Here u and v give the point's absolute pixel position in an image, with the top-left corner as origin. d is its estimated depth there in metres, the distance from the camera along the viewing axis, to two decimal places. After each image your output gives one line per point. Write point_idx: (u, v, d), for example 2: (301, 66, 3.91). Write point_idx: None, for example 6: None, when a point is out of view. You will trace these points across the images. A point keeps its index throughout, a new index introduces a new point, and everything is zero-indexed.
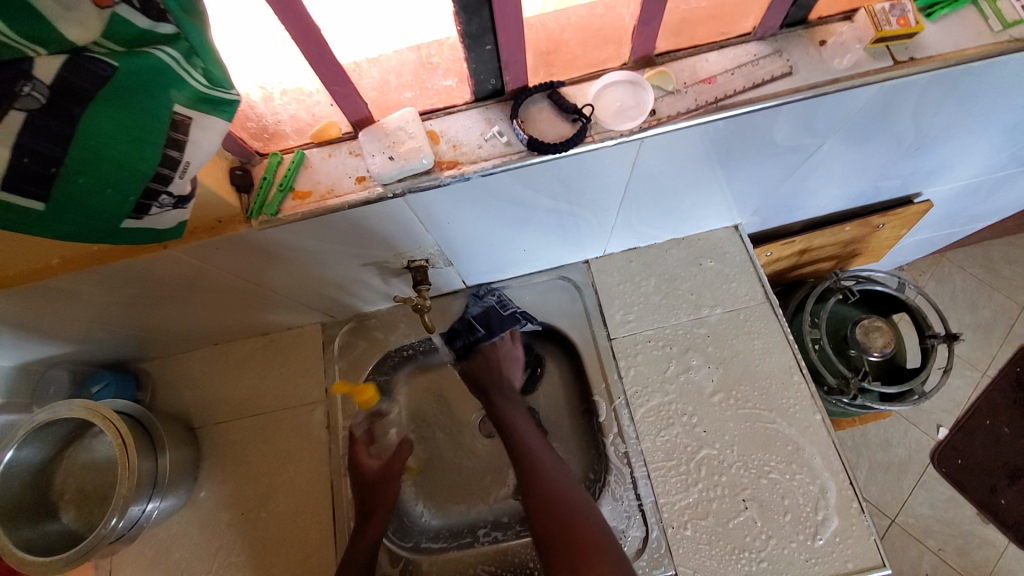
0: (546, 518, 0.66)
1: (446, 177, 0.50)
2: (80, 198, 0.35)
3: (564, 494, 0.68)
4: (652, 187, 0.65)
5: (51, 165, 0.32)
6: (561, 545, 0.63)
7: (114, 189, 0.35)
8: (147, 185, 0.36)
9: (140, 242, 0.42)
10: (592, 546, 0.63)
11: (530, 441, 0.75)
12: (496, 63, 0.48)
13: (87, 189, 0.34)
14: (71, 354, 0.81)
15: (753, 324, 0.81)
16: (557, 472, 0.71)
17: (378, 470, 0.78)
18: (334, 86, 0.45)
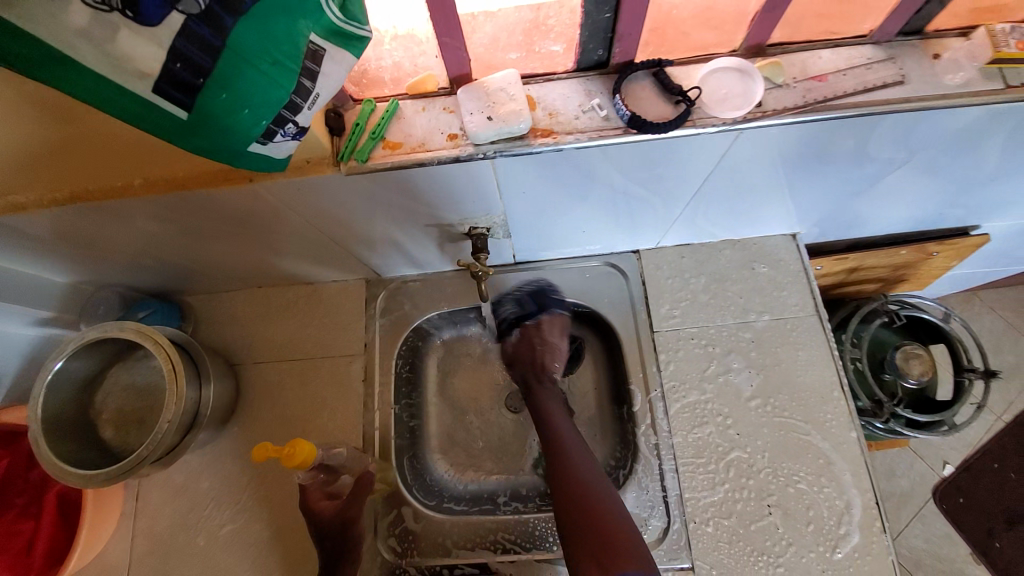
0: (570, 508, 0.64)
1: (539, 144, 0.50)
2: (217, 115, 0.35)
3: (591, 488, 0.66)
4: (728, 183, 0.65)
5: (200, 76, 0.32)
6: (585, 536, 0.61)
7: (250, 112, 0.35)
8: (279, 112, 0.36)
9: (253, 168, 0.42)
10: (623, 546, 0.60)
11: (567, 440, 0.72)
12: (608, 34, 0.47)
13: (225, 107, 0.34)
14: (121, 278, 0.82)
15: (800, 335, 0.81)
16: (590, 466, 0.69)
17: (333, 515, 0.73)
18: (445, 38, 0.44)
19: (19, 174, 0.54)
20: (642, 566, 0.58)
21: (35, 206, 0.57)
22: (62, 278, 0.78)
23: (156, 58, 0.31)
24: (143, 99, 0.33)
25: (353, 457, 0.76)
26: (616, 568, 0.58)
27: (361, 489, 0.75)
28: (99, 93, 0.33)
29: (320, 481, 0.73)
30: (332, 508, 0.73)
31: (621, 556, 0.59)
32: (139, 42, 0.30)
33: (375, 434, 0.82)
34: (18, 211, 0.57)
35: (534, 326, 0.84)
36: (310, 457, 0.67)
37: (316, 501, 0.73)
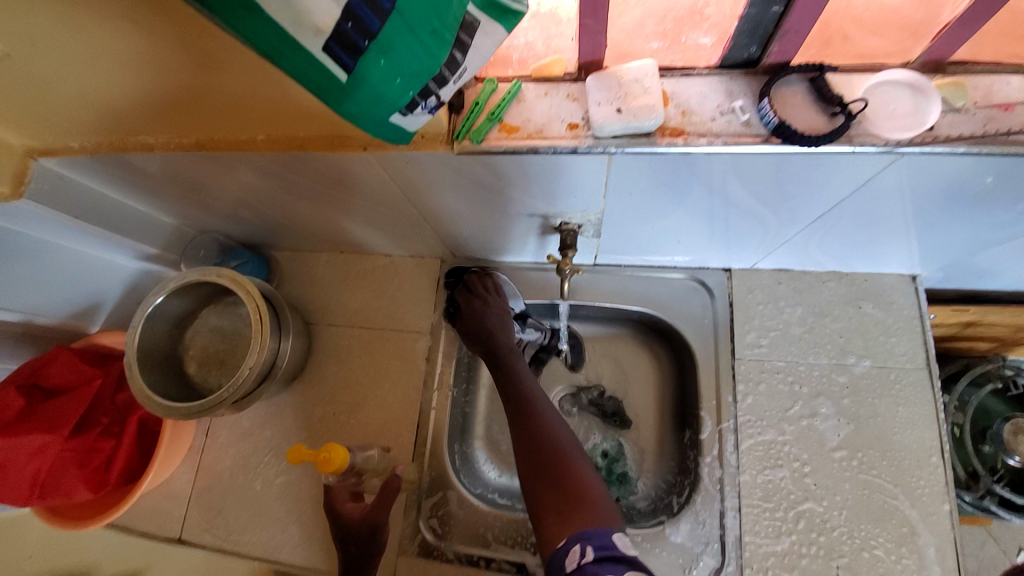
0: (537, 466, 0.58)
1: (665, 144, 0.46)
2: (371, 81, 0.33)
3: (561, 450, 0.59)
4: (858, 213, 0.58)
5: (366, 39, 0.31)
6: (547, 490, 0.56)
7: (401, 81, 0.34)
8: (426, 84, 0.34)
9: (384, 136, 0.41)
10: (583, 501, 0.54)
11: (529, 386, 0.66)
12: (769, 31, 0.43)
13: (382, 75, 0.33)
14: (220, 227, 0.87)
15: (902, 388, 0.73)
16: (567, 432, 0.62)
17: (360, 519, 0.74)
18: (588, 20, 0.42)
19: (151, 118, 0.56)
20: (610, 525, 0.52)
21: (161, 148, 0.61)
22: (169, 220, 0.84)
23: (333, 16, 0.30)
24: (312, 57, 0.32)
25: (381, 459, 0.79)
26: (579, 525, 0.52)
27: (388, 494, 0.75)
28: (271, 48, 0.32)
29: (349, 483, 0.76)
30: (360, 512, 0.74)
31: (590, 512, 0.53)
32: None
33: (431, 412, 0.83)
34: (147, 151, 0.61)
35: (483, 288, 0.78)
36: (342, 464, 0.71)
37: (343, 502, 0.75)
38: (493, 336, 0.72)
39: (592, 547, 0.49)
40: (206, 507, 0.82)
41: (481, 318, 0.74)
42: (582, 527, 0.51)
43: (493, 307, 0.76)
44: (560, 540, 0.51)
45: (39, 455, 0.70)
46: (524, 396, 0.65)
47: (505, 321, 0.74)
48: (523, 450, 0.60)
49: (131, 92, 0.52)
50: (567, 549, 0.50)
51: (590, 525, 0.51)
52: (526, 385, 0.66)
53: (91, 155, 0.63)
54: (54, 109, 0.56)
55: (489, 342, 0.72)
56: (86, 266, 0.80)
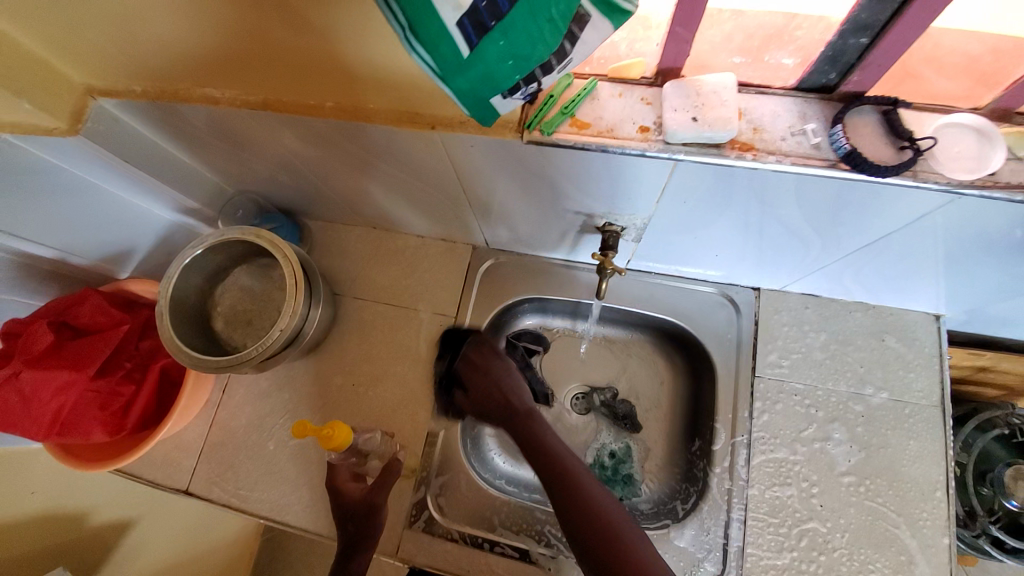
0: (589, 529, 0.65)
1: (734, 157, 0.47)
2: (485, 61, 0.33)
3: (604, 509, 0.66)
4: (900, 249, 0.59)
5: (491, 19, 0.31)
6: (597, 558, 0.63)
7: (512, 64, 0.34)
8: (533, 70, 0.35)
9: (472, 114, 0.41)
10: (643, 571, 0.60)
11: (561, 448, 0.74)
12: (853, 59, 0.43)
13: (497, 56, 0.33)
14: (259, 188, 0.87)
15: (914, 422, 0.74)
16: (606, 495, 0.69)
17: (359, 497, 0.76)
18: (680, 27, 0.42)
19: (225, 71, 0.57)
20: None
21: (225, 103, 0.61)
22: (210, 174, 0.84)
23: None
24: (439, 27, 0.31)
25: (383, 443, 0.81)
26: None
27: (388, 474, 0.78)
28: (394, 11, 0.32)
29: (350, 463, 0.78)
30: (359, 491, 0.76)
31: (649, 573, 0.60)
32: None
33: (449, 395, 0.84)
34: (210, 104, 0.61)
35: (478, 368, 0.83)
36: (344, 441, 0.72)
37: (343, 482, 0.76)
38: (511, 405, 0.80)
39: None
40: (218, 461, 0.83)
41: (494, 386, 0.81)
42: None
43: (498, 376, 0.82)
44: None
45: (65, 390, 0.71)
46: (566, 468, 0.70)
47: (514, 387, 0.82)
48: (565, 512, 0.67)
49: (212, 43, 0.52)
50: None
51: None
52: (556, 452, 0.72)
53: (151, 101, 0.63)
54: (127, 52, 0.56)
55: (505, 406, 0.80)
56: (126, 211, 0.81)
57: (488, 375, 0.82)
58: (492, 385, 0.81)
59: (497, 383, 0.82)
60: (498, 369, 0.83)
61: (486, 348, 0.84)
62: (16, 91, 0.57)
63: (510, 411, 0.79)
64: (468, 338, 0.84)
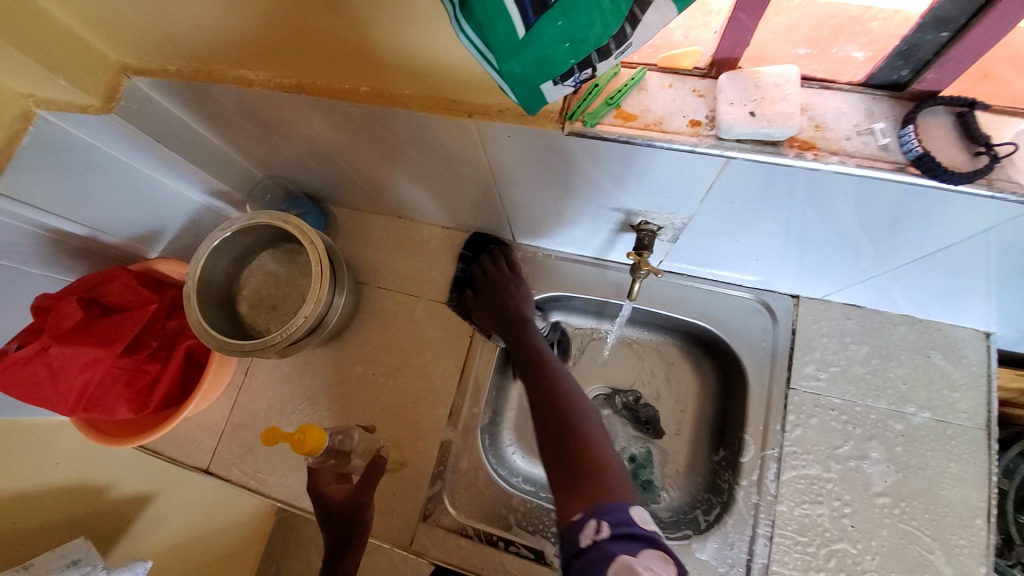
0: (562, 449, 0.58)
1: (793, 156, 0.44)
2: (541, 44, 0.31)
3: (583, 430, 0.59)
4: (963, 262, 0.55)
5: None
6: (561, 472, 0.56)
7: (570, 48, 0.31)
8: (590, 55, 0.32)
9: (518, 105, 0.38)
10: (602, 477, 0.53)
11: (551, 371, 0.68)
12: (930, 56, 0.39)
13: (555, 38, 0.30)
14: (288, 173, 0.86)
15: (959, 445, 0.70)
16: (590, 417, 0.62)
17: (343, 499, 0.73)
18: (742, 14, 0.39)
19: (262, 54, 0.56)
20: (628, 498, 0.51)
21: (260, 85, 0.60)
22: (240, 158, 0.83)
23: None
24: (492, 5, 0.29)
25: (363, 440, 0.78)
26: (594, 500, 0.51)
27: (371, 472, 0.74)
28: None
29: (330, 465, 0.74)
30: (343, 492, 0.74)
31: (605, 489, 0.52)
32: None
33: (468, 391, 0.82)
34: (243, 85, 0.60)
35: (490, 268, 0.83)
36: (319, 445, 0.68)
37: (327, 484, 0.74)
38: (506, 310, 0.78)
39: (609, 522, 0.47)
40: (237, 443, 0.84)
41: (496, 293, 0.81)
42: (599, 501, 0.50)
43: (505, 283, 0.81)
44: (574, 516, 0.51)
45: (92, 368, 0.71)
46: (550, 373, 0.67)
47: (519, 292, 0.81)
48: (546, 428, 0.61)
49: (251, 25, 0.51)
50: (583, 522, 0.49)
51: (610, 501, 0.50)
52: (546, 360, 0.70)
53: (185, 82, 0.62)
54: (164, 30, 0.55)
55: (505, 317, 0.78)
56: (157, 193, 0.81)
57: (493, 278, 0.82)
58: (490, 294, 0.81)
59: (500, 289, 0.81)
60: (507, 281, 0.82)
61: (498, 254, 0.85)
62: (54, 67, 0.56)
63: (510, 318, 0.77)
64: (494, 245, 0.86)
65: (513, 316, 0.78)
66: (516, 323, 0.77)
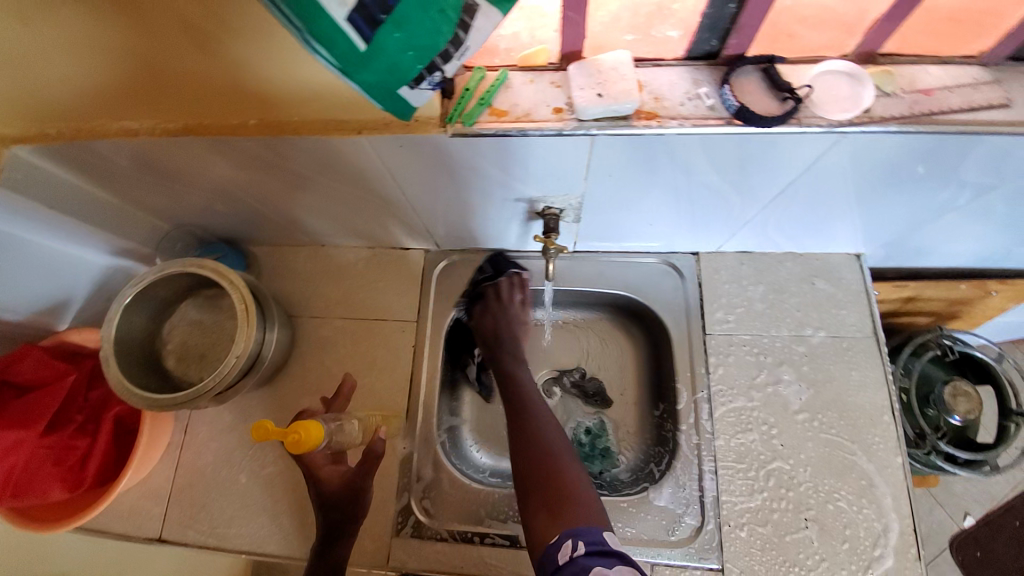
0: (537, 474, 0.66)
1: (642, 127, 0.51)
2: (387, 53, 0.35)
3: (557, 463, 0.67)
4: (811, 194, 0.65)
5: (384, 11, 0.32)
6: (538, 495, 0.64)
7: (414, 54, 0.36)
8: (434, 59, 0.37)
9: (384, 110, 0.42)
10: (572, 501, 0.63)
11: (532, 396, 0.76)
12: (728, 25, 0.48)
13: (397, 47, 0.35)
14: (198, 219, 0.85)
15: (854, 354, 0.80)
16: (554, 430, 0.72)
17: (339, 485, 0.75)
18: (571, 12, 0.46)
19: (143, 103, 0.57)
20: (598, 523, 0.60)
21: (146, 134, 0.61)
22: (142, 213, 0.82)
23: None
24: (332, 24, 0.32)
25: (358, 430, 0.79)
26: (572, 523, 0.60)
27: (368, 458, 0.77)
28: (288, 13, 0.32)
29: (327, 449, 0.76)
30: (340, 477, 0.76)
31: (577, 514, 0.61)
32: None
33: (418, 401, 0.84)
34: (129, 136, 0.61)
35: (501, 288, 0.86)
36: (316, 441, 0.69)
37: (320, 467, 0.75)
38: (501, 345, 0.83)
39: (584, 542, 0.57)
40: (189, 503, 0.81)
41: (506, 320, 0.85)
42: (573, 525, 0.60)
43: (511, 315, 0.85)
44: (551, 537, 0.60)
45: (15, 450, 0.69)
46: (523, 404, 0.75)
47: (517, 323, 0.85)
48: (520, 469, 0.68)
49: (126, 77, 0.53)
50: (561, 543, 0.59)
51: (581, 523, 0.60)
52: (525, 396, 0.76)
53: (66, 143, 0.62)
54: (36, 92, 0.55)
55: (509, 352, 0.82)
56: (57, 262, 0.78)
57: (490, 310, 0.85)
58: (502, 326, 0.84)
59: (512, 326, 0.84)
60: (511, 312, 0.85)
61: (513, 280, 0.87)
62: None
63: (505, 349, 0.82)
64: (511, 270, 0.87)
65: (510, 354, 0.82)
66: (503, 358, 0.82)
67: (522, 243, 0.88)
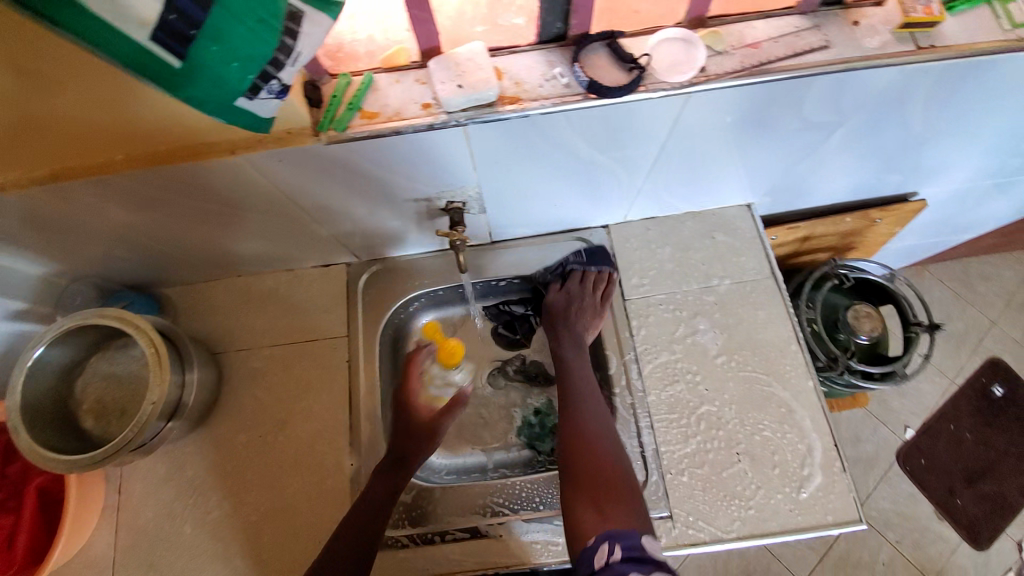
0: (583, 467, 0.70)
1: (507, 111, 0.54)
2: (210, 67, 0.36)
3: (606, 459, 0.71)
4: (684, 153, 0.70)
5: (192, 27, 0.34)
6: (586, 489, 0.68)
7: (240, 65, 0.37)
8: (263, 68, 0.38)
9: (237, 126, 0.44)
10: (617, 496, 0.67)
11: (583, 388, 0.80)
12: (564, 6, 0.52)
13: (219, 60, 0.36)
14: (98, 269, 0.81)
15: (758, 295, 0.86)
16: (602, 424, 0.75)
17: (428, 419, 0.83)
18: (415, 9, 0.48)
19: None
20: (638, 529, 0.64)
21: (11, 187, 0.58)
22: (33, 271, 0.77)
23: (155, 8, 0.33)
24: (142, 45, 0.34)
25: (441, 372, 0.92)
26: (608, 527, 0.64)
27: (455, 405, 0.85)
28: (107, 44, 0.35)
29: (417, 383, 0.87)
30: (428, 413, 0.83)
31: (617, 520, 0.64)
32: None
33: (361, 414, 0.83)
34: None
35: (581, 277, 0.88)
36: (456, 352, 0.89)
37: (414, 402, 0.84)
38: (567, 320, 0.87)
39: (620, 546, 0.61)
40: (134, 563, 0.77)
41: (570, 304, 0.88)
42: (610, 528, 0.63)
43: (586, 305, 0.87)
44: (588, 539, 0.63)
45: None
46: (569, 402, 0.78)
47: (591, 313, 0.86)
48: (566, 469, 0.72)
49: None
50: (597, 547, 0.62)
51: (622, 528, 0.63)
52: (571, 393, 0.79)
53: None
54: None
55: (572, 332, 0.86)
56: None
57: (569, 291, 0.88)
58: (570, 308, 0.87)
59: (574, 304, 0.87)
60: (584, 299, 0.87)
61: (596, 281, 0.88)
62: None
63: (566, 327, 0.87)
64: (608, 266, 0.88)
65: (570, 333, 0.86)
66: (563, 331, 0.87)
67: (443, 241, 0.90)
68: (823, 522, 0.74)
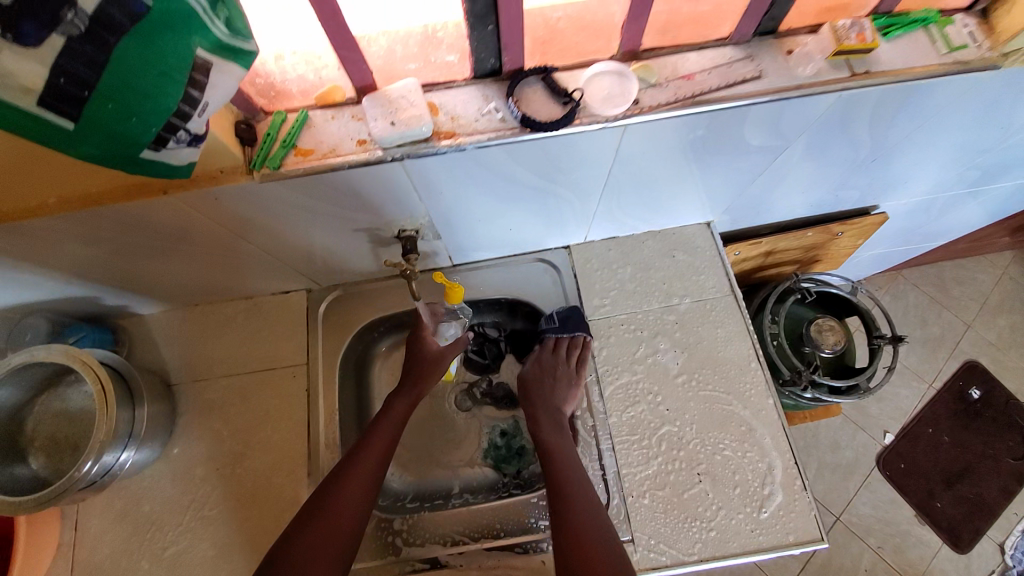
0: (571, 541, 0.65)
1: (443, 146, 0.54)
2: (108, 123, 0.40)
3: (591, 530, 0.65)
4: (632, 177, 0.70)
5: (84, 88, 0.37)
6: (576, 566, 0.63)
7: (138, 120, 0.40)
8: (168, 120, 0.42)
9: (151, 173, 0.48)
10: (606, 571, 0.62)
11: (566, 455, 0.74)
12: (496, 44, 0.52)
13: (116, 116, 0.39)
14: (48, 305, 0.80)
15: (718, 313, 0.87)
16: (588, 491, 0.70)
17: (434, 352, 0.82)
18: (344, 50, 0.48)
19: None
20: None
21: None
22: None
23: (41, 74, 0.35)
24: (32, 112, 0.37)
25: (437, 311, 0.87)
26: None
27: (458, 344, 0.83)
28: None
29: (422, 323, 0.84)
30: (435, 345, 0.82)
31: None
32: (20, 61, 0.33)
33: (321, 443, 0.82)
34: None
35: (555, 347, 0.84)
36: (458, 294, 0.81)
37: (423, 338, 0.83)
38: (545, 401, 0.81)
39: None
40: None
41: (546, 372, 0.83)
42: None
43: (561, 375, 0.82)
44: None
45: None
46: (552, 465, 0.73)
47: (564, 388, 0.81)
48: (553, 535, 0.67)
49: None
50: None
51: None
52: (554, 454, 0.75)
53: None
54: None
55: (550, 409, 0.80)
56: None
57: (544, 365, 0.84)
58: (544, 380, 0.82)
59: (550, 377, 0.82)
60: (556, 371, 0.82)
61: (567, 347, 0.83)
62: None
63: (541, 403, 0.81)
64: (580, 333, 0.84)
65: (548, 410, 0.80)
66: (541, 416, 0.80)
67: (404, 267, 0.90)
68: (785, 542, 0.74)
